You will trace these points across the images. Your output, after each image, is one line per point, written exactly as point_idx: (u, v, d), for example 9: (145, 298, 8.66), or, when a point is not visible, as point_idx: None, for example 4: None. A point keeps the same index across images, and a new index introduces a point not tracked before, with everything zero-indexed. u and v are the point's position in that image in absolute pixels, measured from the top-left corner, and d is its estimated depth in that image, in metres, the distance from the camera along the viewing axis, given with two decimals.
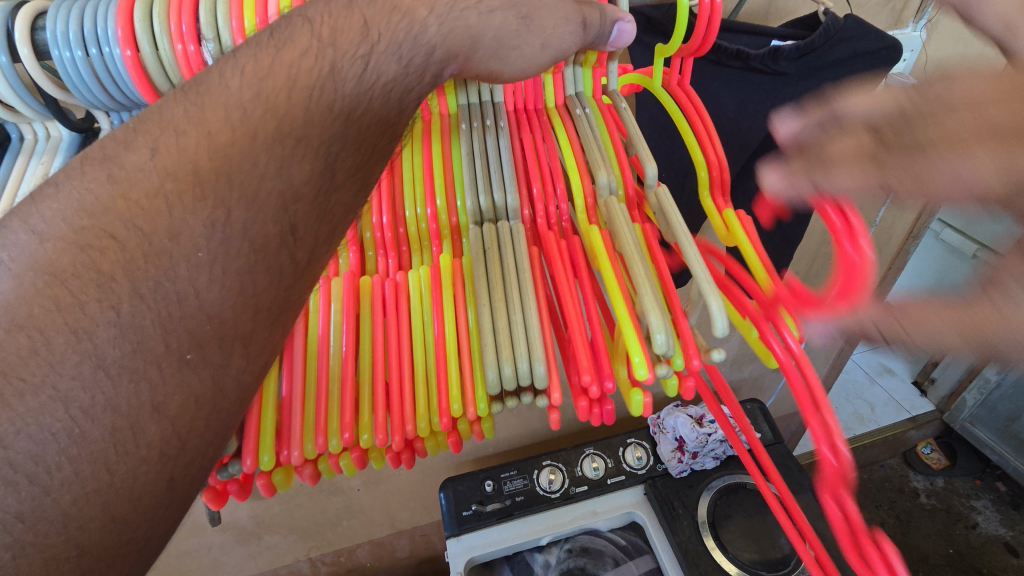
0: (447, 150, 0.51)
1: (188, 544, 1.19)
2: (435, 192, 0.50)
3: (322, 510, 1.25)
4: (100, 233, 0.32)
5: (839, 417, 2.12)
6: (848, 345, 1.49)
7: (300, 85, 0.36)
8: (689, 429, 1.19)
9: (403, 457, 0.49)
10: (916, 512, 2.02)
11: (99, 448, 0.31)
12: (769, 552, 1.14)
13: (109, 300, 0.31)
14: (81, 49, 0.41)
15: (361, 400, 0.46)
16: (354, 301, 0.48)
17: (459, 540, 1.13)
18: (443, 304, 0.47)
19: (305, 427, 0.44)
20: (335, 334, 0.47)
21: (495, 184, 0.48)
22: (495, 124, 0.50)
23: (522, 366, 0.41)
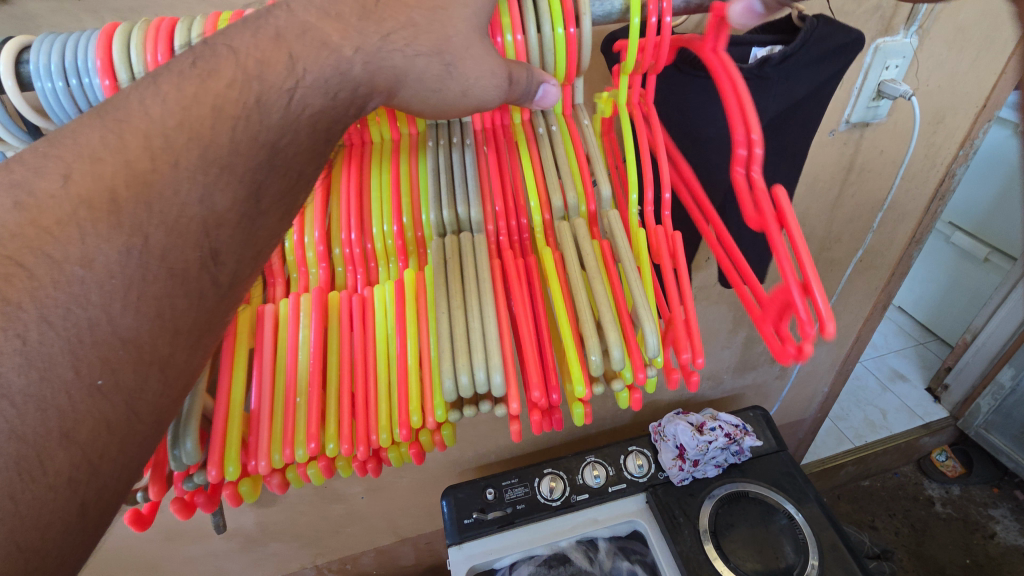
0: (413, 168, 0.51)
1: (195, 551, 1.21)
2: (402, 210, 0.50)
3: (326, 517, 1.27)
4: (5, 261, 0.32)
5: (850, 424, 2.09)
6: (853, 351, 1.48)
7: (225, 115, 0.37)
8: (690, 436, 1.19)
9: (370, 466, 0.53)
10: (931, 521, 1.98)
11: (3, 477, 0.30)
12: (772, 561, 1.13)
13: (15, 329, 0.31)
14: (61, 79, 0.43)
15: (328, 408, 0.49)
16: (322, 316, 0.49)
17: (460, 548, 1.14)
18: (406, 319, 0.48)
19: (273, 439, 0.47)
20: (303, 351, 0.48)
21: (459, 199, 0.49)
22: (461, 142, 0.50)
23: (477, 375, 0.42)
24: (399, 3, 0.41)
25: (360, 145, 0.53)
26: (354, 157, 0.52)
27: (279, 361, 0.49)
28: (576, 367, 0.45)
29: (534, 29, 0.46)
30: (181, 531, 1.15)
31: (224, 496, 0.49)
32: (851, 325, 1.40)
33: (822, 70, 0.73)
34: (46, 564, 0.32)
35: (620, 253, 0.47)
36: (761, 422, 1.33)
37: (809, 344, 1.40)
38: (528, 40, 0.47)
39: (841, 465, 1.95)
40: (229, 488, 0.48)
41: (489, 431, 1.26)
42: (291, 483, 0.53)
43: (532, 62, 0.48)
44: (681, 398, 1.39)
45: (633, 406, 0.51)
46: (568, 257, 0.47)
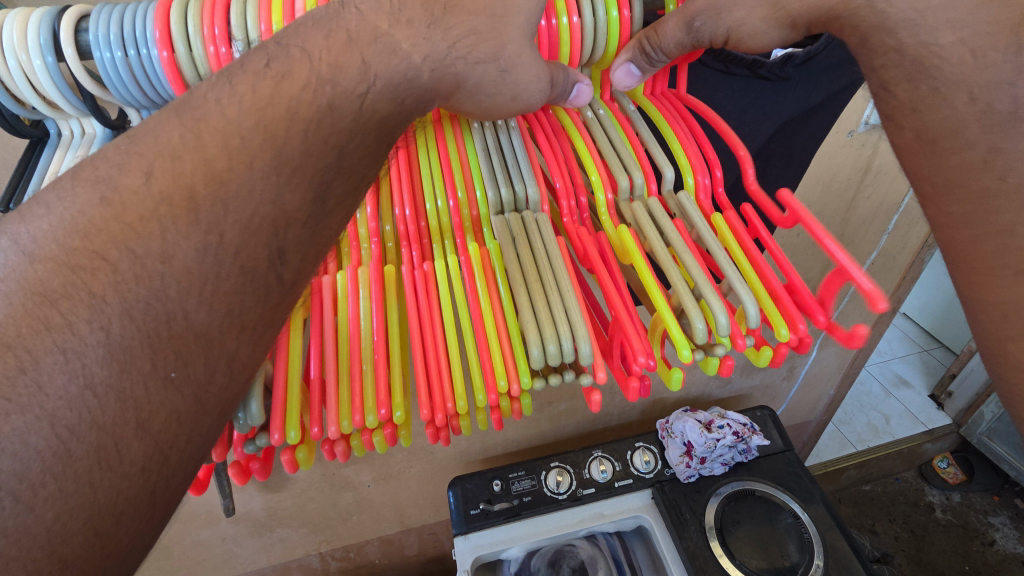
0: (461, 147, 0.49)
1: (203, 534, 1.21)
2: (455, 185, 0.49)
3: (333, 505, 1.27)
4: (92, 254, 0.32)
5: (852, 428, 2.10)
6: (861, 354, 1.49)
7: (299, 117, 0.38)
8: (697, 433, 1.21)
9: (441, 433, 0.45)
10: (931, 527, 1.98)
11: (83, 466, 0.30)
12: (777, 560, 1.14)
13: (99, 321, 0.31)
14: (120, 49, 0.43)
15: (393, 379, 0.44)
16: (381, 290, 0.46)
17: (467, 538, 1.15)
18: (475, 288, 0.45)
19: (340, 406, 0.43)
20: (366, 323, 0.45)
21: (515, 175, 0.48)
22: (507, 124, 0.50)
23: (566, 344, 0.40)
24: (462, 11, 0.42)
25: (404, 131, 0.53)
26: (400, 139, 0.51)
27: (340, 336, 0.45)
28: (678, 331, 0.43)
29: (590, 13, 0.50)
30: (191, 514, 1.16)
31: (281, 462, 0.45)
32: (860, 328, 1.40)
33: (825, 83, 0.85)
34: (116, 550, 0.32)
35: (707, 239, 0.47)
36: (767, 423, 1.33)
37: (818, 346, 1.41)
38: (582, 25, 0.51)
39: (843, 468, 1.96)
40: (287, 454, 0.45)
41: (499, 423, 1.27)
42: (353, 451, 0.47)
43: (584, 46, 0.52)
44: (688, 396, 1.40)
45: (724, 373, 0.48)
46: (646, 231, 0.47)
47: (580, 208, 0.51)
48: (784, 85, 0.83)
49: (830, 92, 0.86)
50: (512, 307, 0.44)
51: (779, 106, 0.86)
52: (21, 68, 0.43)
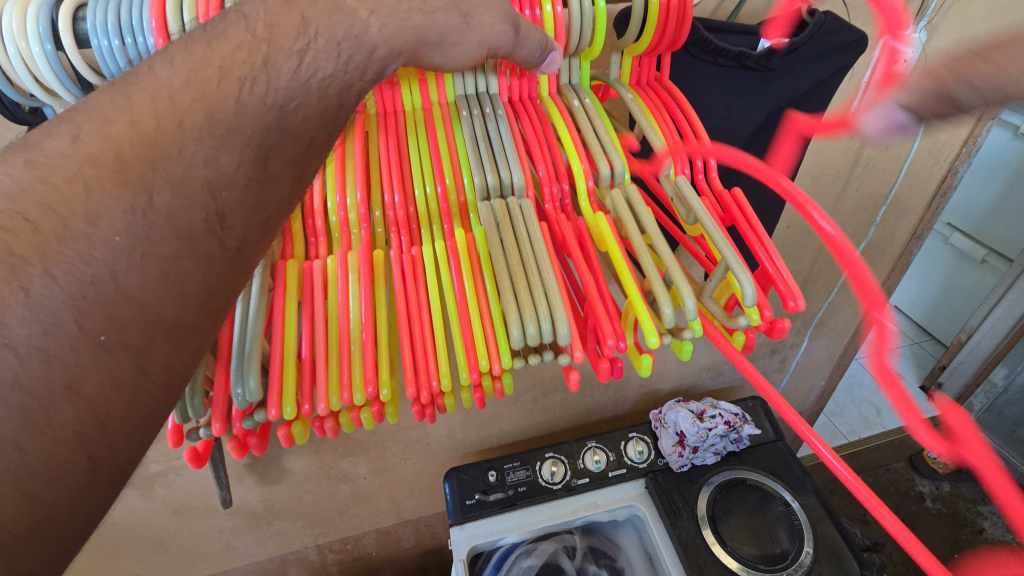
0: (450, 134, 0.50)
1: (201, 527, 1.22)
2: (444, 172, 0.49)
3: (330, 497, 1.28)
4: (14, 216, 0.32)
5: (844, 419, 2.12)
6: (851, 345, 1.50)
7: (231, 77, 0.38)
8: (690, 423, 1.23)
9: (428, 411, 0.47)
10: (921, 516, 2.01)
11: (9, 426, 0.30)
12: (768, 546, 1.15)
13: (20, 282, 0.32)
14: (117, 39, 0.44)
15: (380, 359, 0.45)
16: (368, 272, 0.46)
17: (463, 528, 1.16)
18: (461, 274, 0.45)
19: (329, 383, 0.43)
20: (354, 307, 0.45)
21: (502, 162, 0.48)
22: (494, 112, 0.50)
23: (545, 325, 0.41)
24: None
25: (393, 114, 0.52)
26: (390, 126, 0.51)
27: (329, 318, 0.46)
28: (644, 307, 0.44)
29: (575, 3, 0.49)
30: (189, 507, 1.17)
31: (277, 434, 0.45)
32: (850, 319, 1.42)
33: (825, 64, 0.77)
34: (56, 516, 0.32)
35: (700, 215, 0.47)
36: (759, 412, 1.35)
37: (809, 337, 1.43)
38: (567, 14, 0.50)
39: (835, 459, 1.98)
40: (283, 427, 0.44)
41: (493, 414, 1.28)
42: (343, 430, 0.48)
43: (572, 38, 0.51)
44: (682, 386, 1.41)
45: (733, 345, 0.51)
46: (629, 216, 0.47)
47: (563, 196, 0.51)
48: (771, 75, 0.76)
49: (817, 80, 0.79)
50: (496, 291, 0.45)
51: (765, 97, 0.78)
52: (20, 55, 0.44)
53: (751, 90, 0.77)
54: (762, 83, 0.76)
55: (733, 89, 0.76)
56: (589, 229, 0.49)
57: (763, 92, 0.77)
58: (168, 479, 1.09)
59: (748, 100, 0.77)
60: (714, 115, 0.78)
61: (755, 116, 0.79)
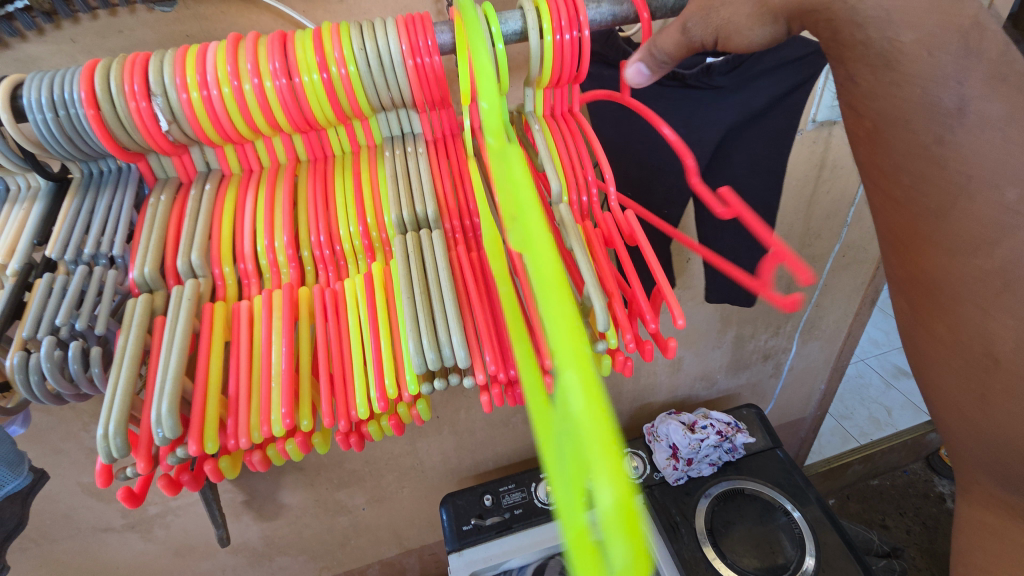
0: (373, 173, 0.51)
1: (204, 566, 1.24)
2: (366, 211, 0.51)
3: (330, 530, 1.29)
4: None
5: (854, 422, 2.10)
6: (846, 347, 1.50)
7: None
8: (681, 435, 1.22)
9: (352, 438, 0.49)
10: (942, 518, 1.96)
11: None
12: (770, 558, 1.15)
13: None
14: (50, 111, 0.43)
15: (302, 392, 0.47)
16: (292, 309, 0.48)
17: (460, 554, 1.14)
18: (377, 306, 0.47)
19: (251, 415, 0.45)
20: (275, 344, 0.46)
21: (417, 197, 0.49)
22: (414, 151, 0.51)
23: (446, 350, 0.42)
24: None
25: (323, 158, 0.54)
26: (319, 170, 0.53)
27: (255, 356, 0.47)
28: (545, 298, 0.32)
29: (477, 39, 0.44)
30: (189, 547, 1.18)
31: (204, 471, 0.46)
32: (840, 321, 1.42)
33: (775, 79, 0.78)
34: None
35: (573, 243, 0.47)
36: (754, 421, 1.34)
37: (799, 340, 1.42)
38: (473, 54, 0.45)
39: (848, 464, 1.95)
40: (209, 463, 0.46)
41: (486, 438, 1.29)
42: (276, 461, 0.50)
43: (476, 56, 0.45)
44: (675, 398, 1.41)
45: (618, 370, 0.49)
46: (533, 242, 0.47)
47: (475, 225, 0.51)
48: (720, 93, 0.77)
49: (773, 95, 0.79)
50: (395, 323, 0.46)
51: (723, 115, 0.78)
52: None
53: (703, 103, 0.78)
54: (715, 99, 0.77)
55: (684, 107, 0.78)
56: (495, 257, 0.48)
57: (719, 108, 0.78)
58: (166, 521, 1.11)
59: (705, 115, 0.78)
60: (670, 131, 0.78)
61: (715, 131, 0.79)
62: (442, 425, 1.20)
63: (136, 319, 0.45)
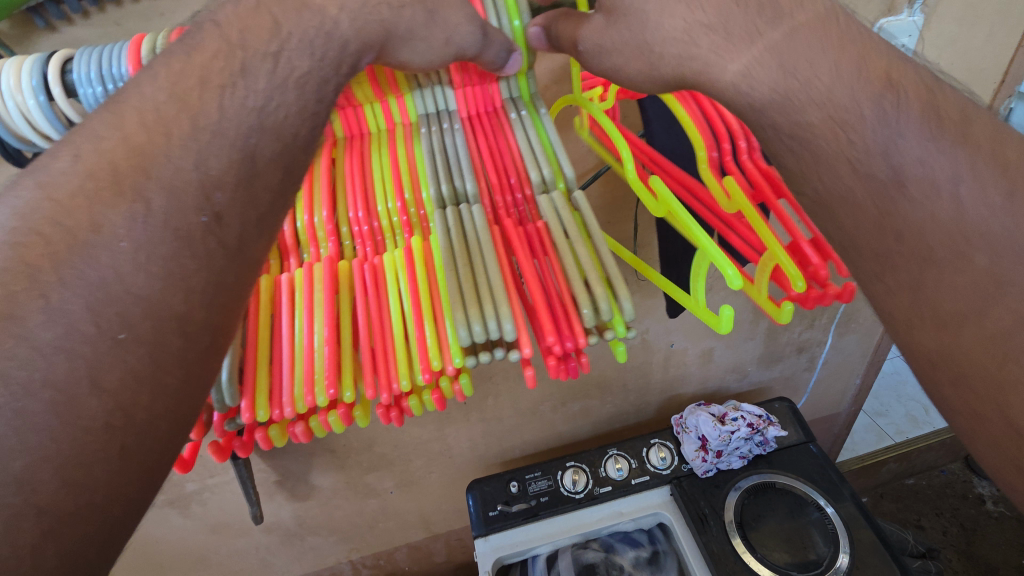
0: (410, 150, 0.52)
1: (238, 544, 1.27)
2: (404, 187, 0.51)
3: (360, 512, 1.32)
4: (28, 231, 0.33)
5: (890, 420, 2.04)
6: (884, 340, 1.46)
7: (211, 84, 0.39)
8: (711, 427, 1.20)
9: (392, 413, 0.48)
10: (981, 520, 1.91)
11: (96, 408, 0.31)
12: (801, 552, 1.12)
13: (38, 288, 0.32)
14: (100, 86, 0.45)
15: (344, 362, 0.46)
16: (333, 282, 0.49)
17: (487, 540, 1.16)
18: (415, 277, 0.47)
19: (297, 384, 0.46)
20: (317, 319, 0.47)
21: (455, 173, 0.50)
22: (451, 128, 0.52)
23: (491, 323, 0.41)
24: None
25: (359, 136, 0.54)
26: (355, 148, 0.53)
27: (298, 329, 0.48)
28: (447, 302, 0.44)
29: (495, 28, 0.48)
30: (225, 525, 1.22)
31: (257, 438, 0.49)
32: (879, 313, 1.38)
33: None
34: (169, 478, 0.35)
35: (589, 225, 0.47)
36: (787, 415, 1.31)
37: (835, 333, 1.39)
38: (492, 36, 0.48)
39: (883, 461, 1.91)
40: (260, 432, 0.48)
41: (513, 426, 1.29)
42: (319, 433, 0.51)
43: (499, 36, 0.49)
44: (706, 390, 1.39)
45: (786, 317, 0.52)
46: (561, 221, 0.46)
47: (515, 202, 0.50)
48: None
49: None
50: (437, 297, 0.46)
51: None
52: (18, 108, 0.45)
53: None
54: None
55: None
56: (535, 234, 0.47)
57: None
58: (203, 499, 1.14)
59: None
60: None
61: None
62: (470, 412, 1.21)
63: None
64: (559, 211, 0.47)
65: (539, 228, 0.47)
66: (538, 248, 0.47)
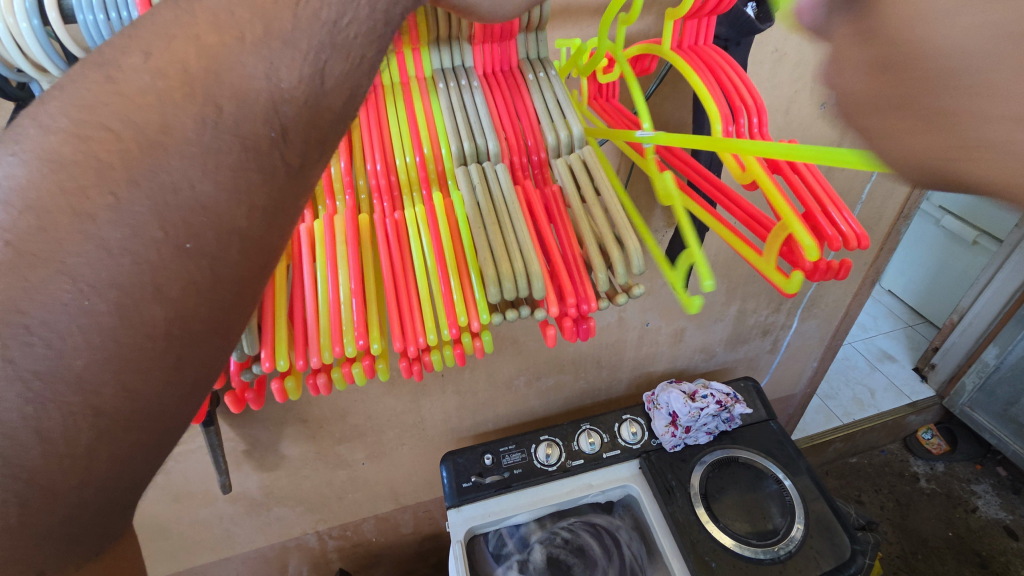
0: (426, 103, 0.51)
1: (201, 514, 1.24)
2: (422, 141, 0.51)
3: (328, 483, 1.30)
4: (97, 125, 0.32)
5: (838, 402, 2.16)
6: (842, 326, 1.53)
7: None
8: (682, 403, 1.24)
9: (415, 368, 0.51)
10: (915, 496, 2.05)
11: (106, 321, 0.32)
12: (760, 522, 1.17)
13: (107, 187, 0.32)
14: (103, 13, 0.45)
15: (369, 315, 0.48)
16: (355, 235, 0.49)
17: (459, 511, 1.17)
18: (439, 237, 0.49)
19: (321, 337, 0.47)
20: (342, 270, 0.48)
21: (477, 130, 0.51)
22: (468, 83, 0.52)
23: (520, 283, 0.45)
24: None
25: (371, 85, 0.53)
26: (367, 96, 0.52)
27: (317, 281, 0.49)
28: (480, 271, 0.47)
29: None
30: (188, 494, 1.18)
31: (270, 390, 0.50)
32: (840, 300, 1.44)
33: None
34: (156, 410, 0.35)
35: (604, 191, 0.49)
36: (751, 393, 1.36)
37: (799, 318, 1.45)
38: None
39: (830, 441, 2.02)
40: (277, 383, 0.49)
41: (488, 399, 1.30)
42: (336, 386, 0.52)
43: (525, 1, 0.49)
44: (675, 368, 1.43)
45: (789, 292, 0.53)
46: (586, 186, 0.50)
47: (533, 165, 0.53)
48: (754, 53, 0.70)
49: None
50: (470, 255, 0.48)
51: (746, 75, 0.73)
52: (7, 31, 0.44)
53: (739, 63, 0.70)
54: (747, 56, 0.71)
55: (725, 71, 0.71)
56: (555, 197, 0.51)
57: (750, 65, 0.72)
58: (167, 467, 1.10)
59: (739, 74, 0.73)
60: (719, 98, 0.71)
61: None
62: (446, 384, 1.20)
63: None
64: (579, 176, 0.50)
65: (555, 193, 0.51)
66: (559, 210, 0.51)
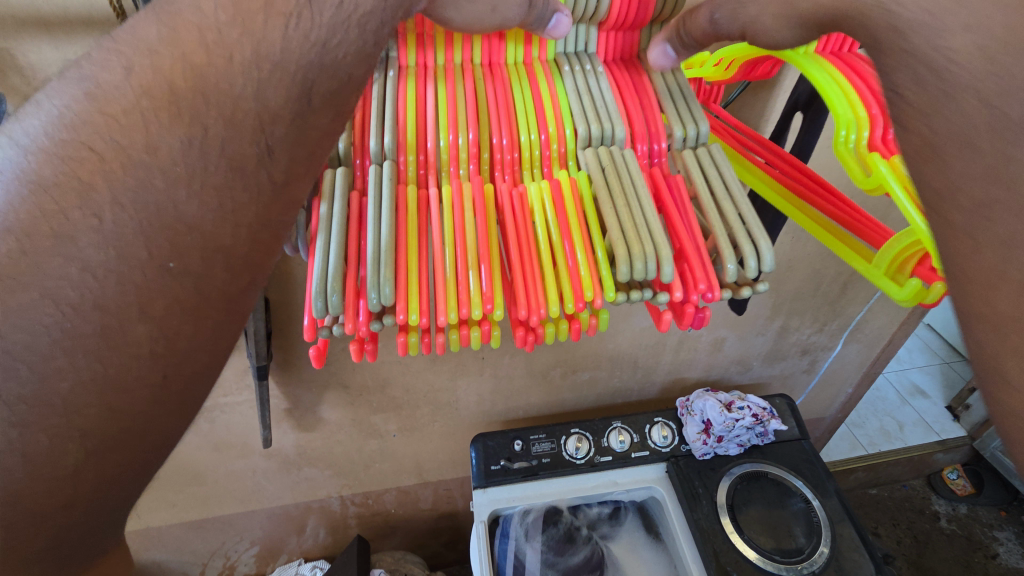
0: (553, 86, 0.56)
1: (236, 466, 1.28)
2: (547, 121, 0.55)
3: (359, 450, 1.33)
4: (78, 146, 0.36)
5: (865, 431, 2.13)
6: (884, 354, 1.50)
7: None
8: (717, 412, 1.25)
9: (530, 337, 0.53)
10: (934, 535, 2.02)
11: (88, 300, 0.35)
12: (784, 540, 1.17)
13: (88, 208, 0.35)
14: None
15: (494, 281, 0.50)
16: (483, 203, 0.52)
17: (485, 492, 1.19)
18: (564, 212, 0.51)
19: (448, 298, 0.48)
20: (471, 234, 0.50)
21: (602, 114, 0.55)
22: (594, 70, 0.57)
23: (652, 262, 0.47)
24: None
25: (499, 66, 0.58)
26: (496, 75, 0.57)
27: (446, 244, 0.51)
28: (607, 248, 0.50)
29: None
30: (227, 445, 1.22)
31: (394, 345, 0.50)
32: (886, 327, 1.42)
33: None
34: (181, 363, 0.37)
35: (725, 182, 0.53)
36: (785, 411, 1.35)
37: (842, 341, 1.43)
38: None
39: (853, 469, 1.99)
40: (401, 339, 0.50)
41: (522, 386, 1.31)
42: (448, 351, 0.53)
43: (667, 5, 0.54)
44: (710, 377, 1.43)
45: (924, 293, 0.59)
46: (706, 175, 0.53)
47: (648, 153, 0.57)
48: None
49: None
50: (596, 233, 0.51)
51: None
52: None
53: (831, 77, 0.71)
54: None
55: None
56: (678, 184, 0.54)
57: None
58: (213, 416, 1.14)
59: None
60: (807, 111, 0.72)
61: None
62: (485, 367, 1.22)
63: (338, 186, 0.49)
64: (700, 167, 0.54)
65: (679, 180, 0.54)
66: (678, 197, 0.53)
